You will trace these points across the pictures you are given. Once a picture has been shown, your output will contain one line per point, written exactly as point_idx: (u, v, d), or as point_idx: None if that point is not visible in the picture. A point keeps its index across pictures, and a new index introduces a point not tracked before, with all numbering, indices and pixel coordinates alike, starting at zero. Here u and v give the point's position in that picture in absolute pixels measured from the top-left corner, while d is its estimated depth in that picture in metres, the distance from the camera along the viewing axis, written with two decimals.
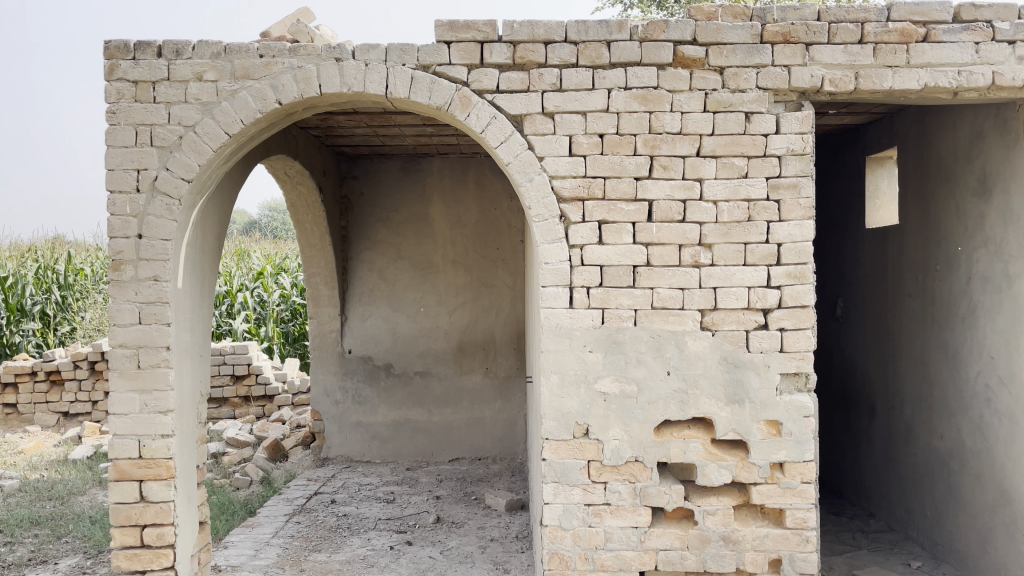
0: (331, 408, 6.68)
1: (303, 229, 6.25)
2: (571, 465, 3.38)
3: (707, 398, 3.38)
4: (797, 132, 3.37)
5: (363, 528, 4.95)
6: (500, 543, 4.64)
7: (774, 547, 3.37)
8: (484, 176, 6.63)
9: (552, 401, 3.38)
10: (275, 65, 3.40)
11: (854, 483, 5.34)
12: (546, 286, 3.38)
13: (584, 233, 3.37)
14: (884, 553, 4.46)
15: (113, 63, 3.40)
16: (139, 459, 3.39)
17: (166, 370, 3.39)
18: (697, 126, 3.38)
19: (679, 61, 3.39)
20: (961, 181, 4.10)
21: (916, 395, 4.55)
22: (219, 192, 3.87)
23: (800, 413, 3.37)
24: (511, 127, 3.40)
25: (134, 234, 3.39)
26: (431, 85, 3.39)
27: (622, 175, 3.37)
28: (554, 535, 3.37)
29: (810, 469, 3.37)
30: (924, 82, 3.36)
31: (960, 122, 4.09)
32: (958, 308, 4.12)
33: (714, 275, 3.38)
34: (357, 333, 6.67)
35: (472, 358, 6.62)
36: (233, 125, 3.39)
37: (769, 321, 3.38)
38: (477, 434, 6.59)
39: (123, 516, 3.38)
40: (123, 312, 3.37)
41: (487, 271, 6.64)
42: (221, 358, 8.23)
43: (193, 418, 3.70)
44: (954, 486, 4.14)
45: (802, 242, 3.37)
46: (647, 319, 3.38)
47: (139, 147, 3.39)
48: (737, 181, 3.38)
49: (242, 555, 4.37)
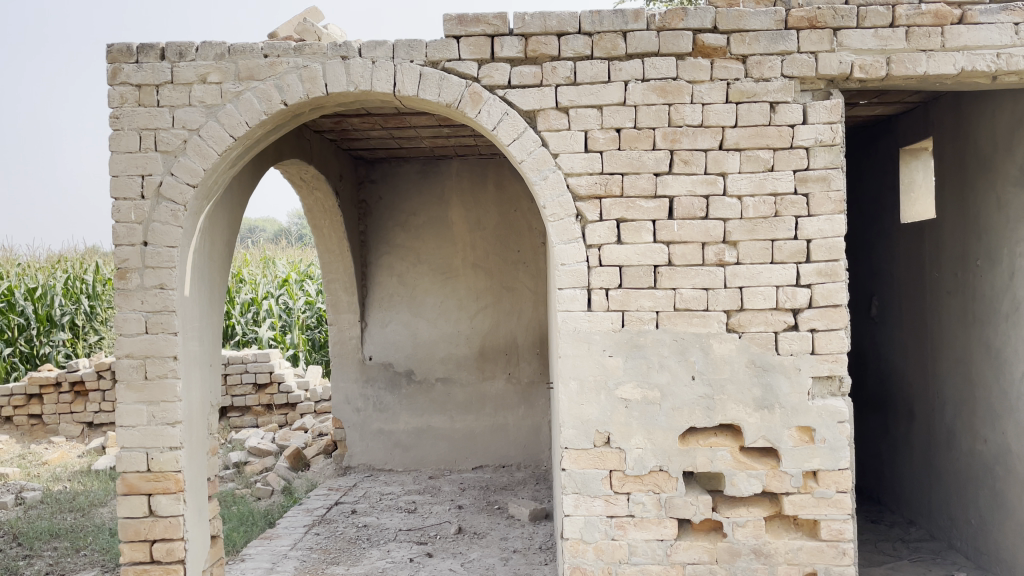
0: (352, 416, 6.59)
1: (321, 234, 6.18)
2: (592, 475, 3.23)
3: (735, 403, 3.21)
4: (825, 122, 3.20)
5: (383, 540, 4.83)
6: (523, 555, 4.50)
7: (808, 560, 3.19)
8: (503, 177, 6.50)
9: (571, 408, 3.24)
10: (280, 65, 3.30)
11: (893, 489, 5.12)
12: (563, 289, 3.24)
13: (601, 232, 3.23)
14: (926, 563, 4.25)
15: (116, 66, 3.33)
16: (147, 473, 3.29)
17: (174, 381, 3.30)
18: (719, 118, 3.22)
19: (699, 51, 3.23)
20: (1002, 170, 3.89)
21: (957, 397, 4.33)
22: (227, 198, 3.77)
23: (834, 418, 3.19)
24: (524, 123, 3.26)
25: (139, 242, 3.30)
26: (440, 82, 3.27)
27: (641, 171, 3.23)
28: (576, 548, 3.22)
29: (846, 478, 3.18)
30: (961, 66, 3.17)
31: (1001, 109, 3.88)
32: (1001, 305, 3.91)
33: (740, 274, 3.21)
34: (377, 340, 6.58)
35: (495, 362, 6.49)
36: (238, 128, 3.29)
37: (799, 321, 3.21)
38: (500, 441, 6.46)
39: (131, 531, 3.29)
40: (130, 321, 3.29)
41: (509, 274, 6.50)
42: (242, 367, 8.26)
43: (202, 429, 3.61)
44: (1000, 493, 3.92)
45: (833, 237, 3.19)
46: (670, 321, 3.22)
47: (143, 152, 3.31)
48: (763, 175, 3.21)
49: (259, 569, 4.27)
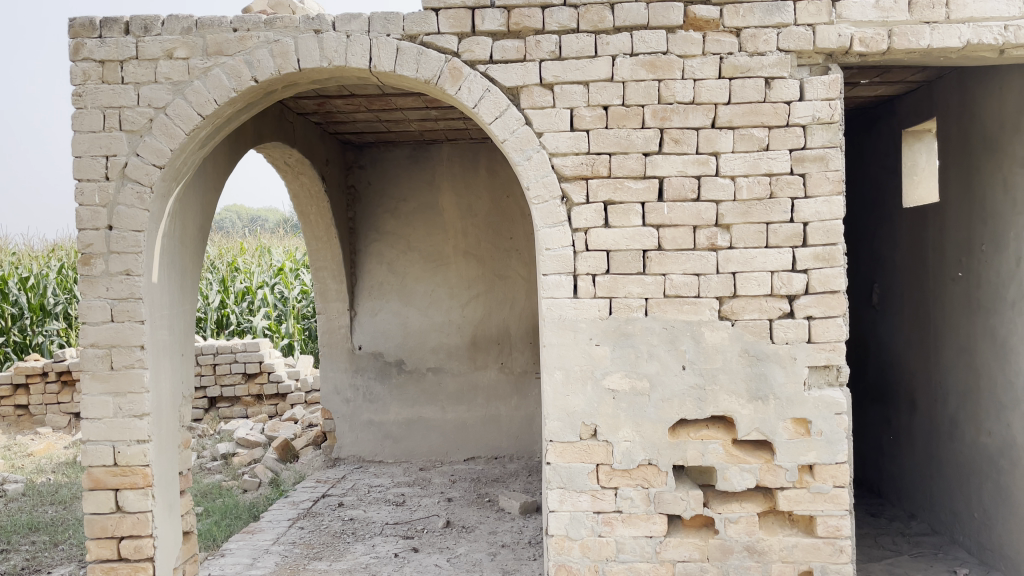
0: (341, 406, 6.46)
1: (308, 220, 6.03)
2: (578, 470, 3.08)
3: (727, 394, 3.07)
4: (823, 98, 3.04)
5: (369, 534, 4.71)
6: (511, 550, 4.36)
7: (803, 558, 3.05)
8: (495, 162, 6.33)
9: (556, 399, 3.09)
10: (250, 39, 3.15)
11: (893, 482, 4.99)
12: (548, 274, 3.09)
13: (588, 215, 3.07)
14: (927, 559, 4.11)
15: (78, 42, 3.18)
16: (115, 467, 3.17)
17: (141, 371, 3.17)
18: (711, 94, 3.05)
19: (690, 24, 3.07)
20: (1010, 151, 3.72)
21: (960, 387, 4.19)
22: (197, 181, 3.61)
23: (831, 410, 3.05)
24: (507, 100, 3.10)
25: (104, 226, 3.16)
26: (419, 56, 3.11)
27: (629, 151, 3.07)
28: (561, 545, 3.08)
29: (843, 472, 3.04)
30: (967, 38, 3.00)
31: (1007, 86, 3.71)
32: (1007, 292, 3.76)
33: (733, 259, 3.06)
34: (367, 329, 6.44)
35: (487, 352, 6.34)
36: (207, 107, 3.14)
37: (795, 308, 3.05)
38: (492, 432, 6.32)
39: (98, 527, 3.17)
40: (94, 309, 3.15)
41: (501, 262, 6.34)
42: (231, 357, 8.15)
43: (172, 420, 3.48)
44: (1004, 487, 3.77)
45: (831, 220, 3.03)
46: (659, 308, 3.07)
47: (108, 132, 3.17)
48: (757, 155, 3.05)
49: (239, 565, 4.14)
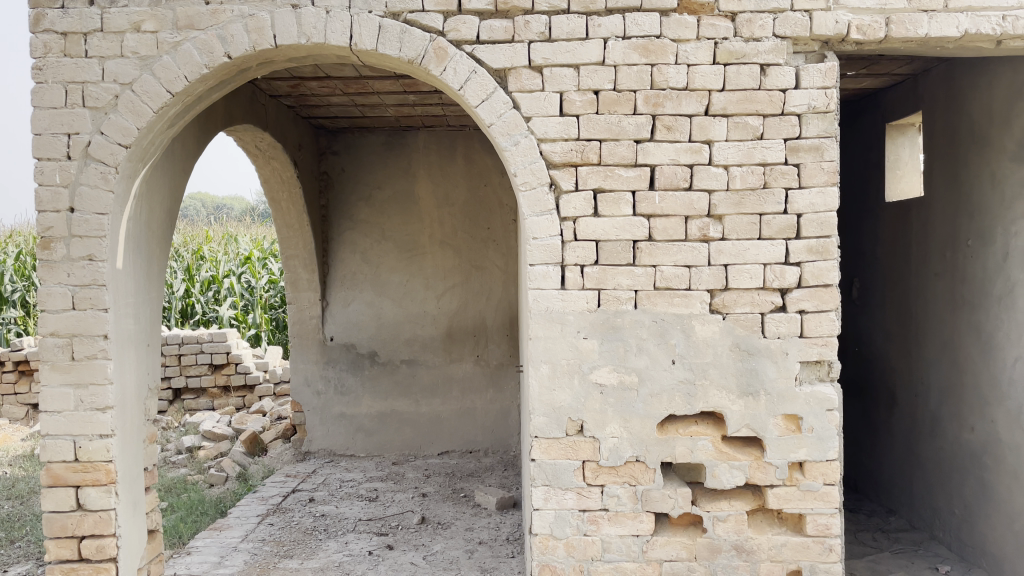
0: (312, 399, 6.30)
1: (279, 207, 5.85)
2: (563, 466, 2.99)
3: (718, 389, 2.99)
4: (819, 86, 2.95)
5: (341, 531, 4.57)
6: (488, 547, 4.25)
7: (792, 557, 2.98)
8: (473, 150, 6.21)
9: (542, 394, 2.99)
10: (223, 13, 2.98)
11: (872, 478, 4.97)
12: (535, 264, 2.98)
13: (577, 203, 2.97)
14: (908, 555, 4.08)
15: (39, 12, 3.00)
16: (75, 463, 3.00)
17: (103, 362, 3.00)
18: (705, 80, 2.96)
19: (685, 7, 2.97)
20: (998, 145, 3.69)
21: (943, 383, 4.16)
22: (165, 162, 3.44)
23: (822, 406, 2.97)
24: (493, 83, 2.98)
25: (65, 208, 2.99)
26: (402, 35, 2.97)
27: (620, 138, 2.96)
28: (545, 545, 2.98)
29: (834, 469, 2.97)
30: (965, 28, 2.93)
31: (997, 79, 3.68)
32: (993, 288, 3.73)
33: (725, 251, 2.97)
34: (339, 320, 6.28)
35: (463, 344, 6.22)
36: (176, 83, 2.97)
37: (787, 302, 2.98)
38: (467, 425, 6.21)
39: (57, 527, 3.00)
40: (54, 296, 2.98)
41: (478, 252, 6.22)
42: (197, 347, 7.94)
43: (137, 414, 3.31)
44: (987, 485, 3.75)
45: (825, 212, 2.95)
46: (649, 301, 2.98)
47: (70, 108, 2.99)
48: (752, 144, 2.96)
49: (205, 564, 3.98)
